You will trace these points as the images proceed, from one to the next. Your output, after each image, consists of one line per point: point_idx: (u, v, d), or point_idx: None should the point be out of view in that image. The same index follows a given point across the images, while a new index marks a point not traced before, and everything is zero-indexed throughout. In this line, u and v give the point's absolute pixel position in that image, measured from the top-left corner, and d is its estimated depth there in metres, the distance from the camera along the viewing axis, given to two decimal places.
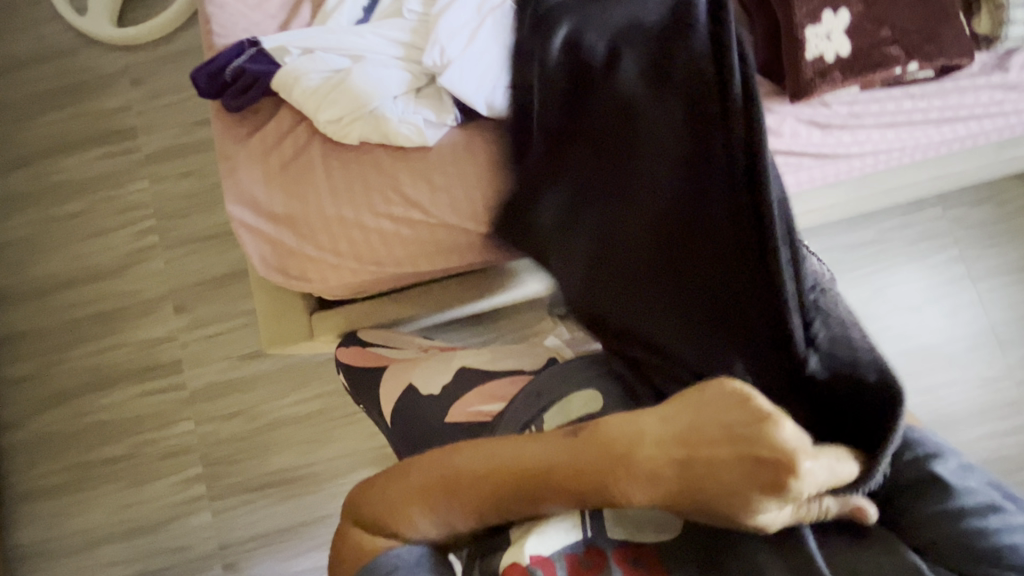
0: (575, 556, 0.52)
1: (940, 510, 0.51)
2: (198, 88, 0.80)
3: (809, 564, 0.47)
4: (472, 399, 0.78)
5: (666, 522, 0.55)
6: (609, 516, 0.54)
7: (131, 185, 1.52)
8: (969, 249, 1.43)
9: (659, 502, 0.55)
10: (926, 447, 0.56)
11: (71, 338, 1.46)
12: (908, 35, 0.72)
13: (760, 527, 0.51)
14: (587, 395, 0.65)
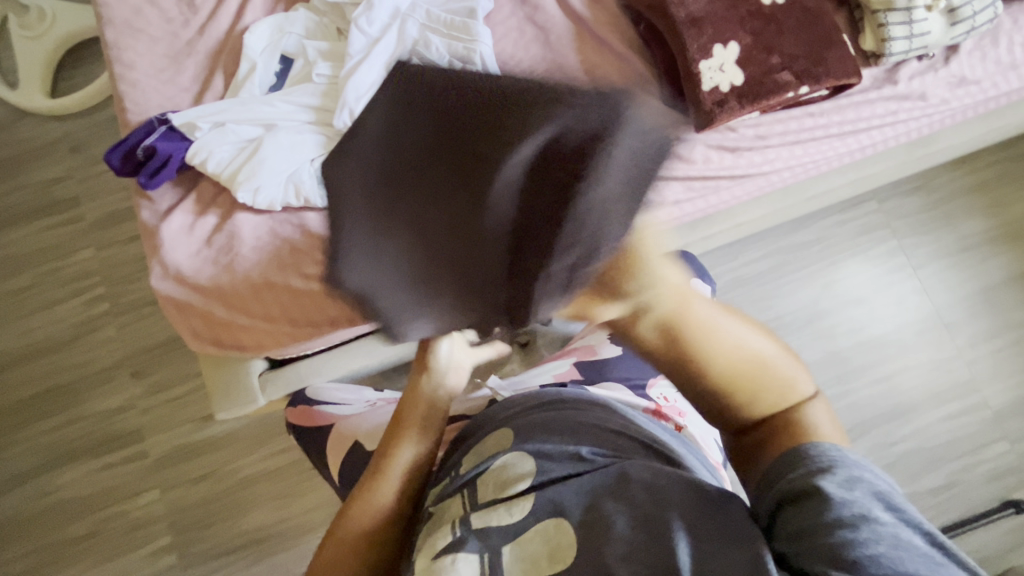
0: None
1: (807, 511, 0.45)
2: (112, 168, 0.80)
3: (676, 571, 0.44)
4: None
5: (560, 551, 0.50)
6: (508, 552, 0.52)
7: (75, 254, 1.50)
8: (908, 238, 1.48)
9: (560, 528, 0.52)
10: (828, 460, 0.48)
11: (24, 418, 1.42)
12: (796, 61, 0.75)
13: (645, 542, 0.47)
14: (501, 434, 0.65)
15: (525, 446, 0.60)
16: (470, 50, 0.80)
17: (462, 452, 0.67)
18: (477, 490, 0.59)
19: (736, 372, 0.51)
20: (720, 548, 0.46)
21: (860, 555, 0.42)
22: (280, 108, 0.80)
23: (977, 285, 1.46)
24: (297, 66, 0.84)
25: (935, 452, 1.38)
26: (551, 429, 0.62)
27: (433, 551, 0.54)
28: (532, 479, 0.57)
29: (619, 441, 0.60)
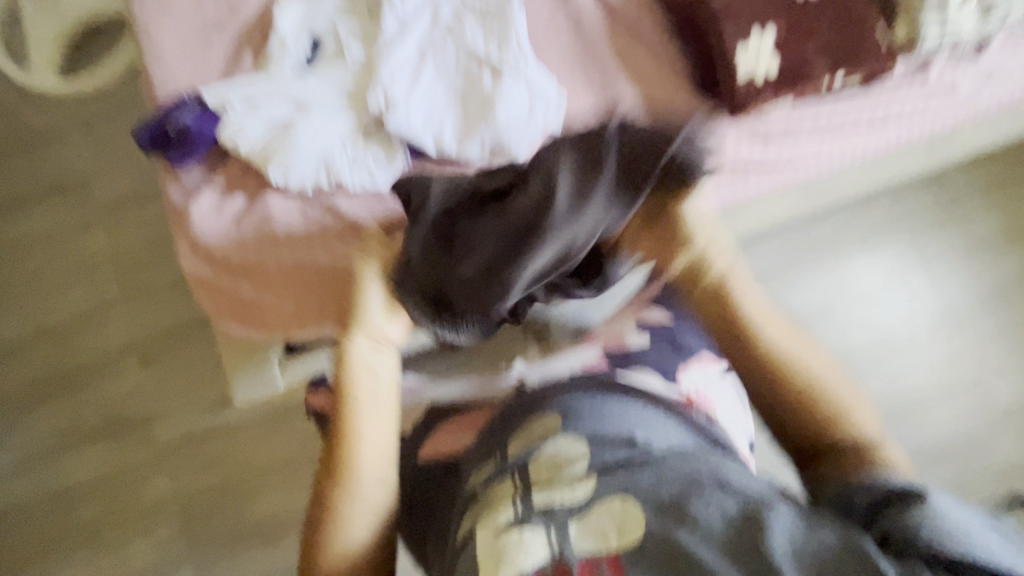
0: (543, 574, 0.51)
1: (896, 507, 0.48)
2: (140, 144, 0.79)
3: (768, 552, 0.46)
4: (445, 435, 0.78)
5: (629, 528, 0.52)
6: (575, 529, 0.54)
7: (85, 239, 1.48)
8: (920, 237, 1.49)
9: (627, 507, 0.54)
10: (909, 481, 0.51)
11: (31, 403, 1.40)
12: (830, 49, 0.76)
13: (726, 524, 0.49)
14: (548, 419, 0.66)
15: (578, 430, 0.62)
16: (505, 35, 0.80)
17: (507, 435, 0.68)
18: (531, 471, 0.61)
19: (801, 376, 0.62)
20: (812, 529, 0.48)
21: (973, 546, 0.43)
22: (310, 86, 0.79)
23: (988, 284, 1.47)
24: (327, 46, 0.83)
25: (946, 450, 1.38)
26: (600, 415, 0.64)
27: (497, 526, 0.57)
28: (589, 460, 0.59)
29: (665, 431, 0.63)
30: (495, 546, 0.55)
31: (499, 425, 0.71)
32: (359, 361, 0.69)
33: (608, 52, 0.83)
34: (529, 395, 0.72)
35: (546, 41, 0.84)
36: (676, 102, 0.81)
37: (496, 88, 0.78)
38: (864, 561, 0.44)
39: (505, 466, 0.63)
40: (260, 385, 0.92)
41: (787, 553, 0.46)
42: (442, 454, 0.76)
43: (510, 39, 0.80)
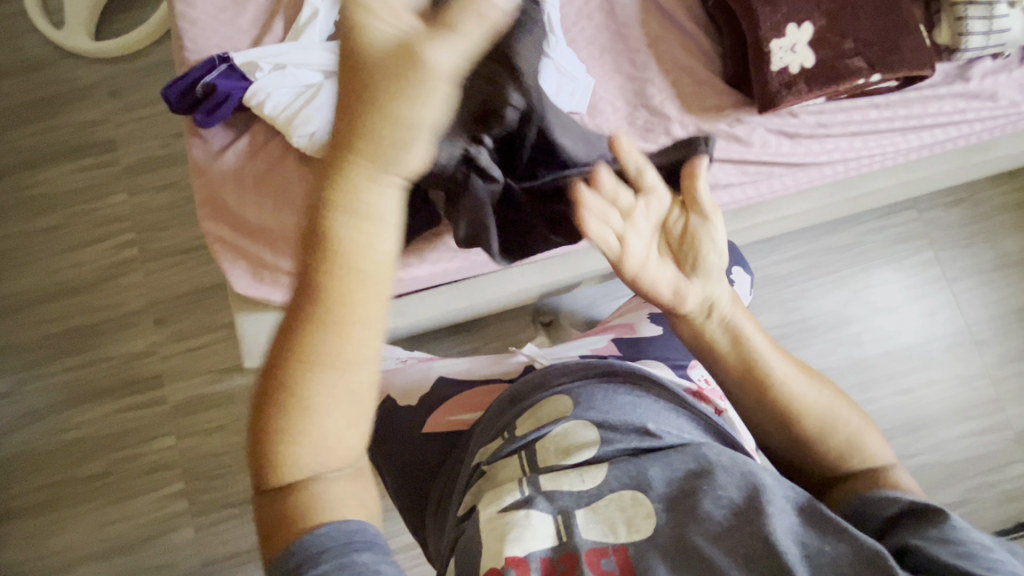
0: (551, 560, 0.53)
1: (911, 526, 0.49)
2: (169, 103, 0.80)
3: (775, 548, 0.47)
4: (453, 408, 0.79)
5: (638, 521, 0.54)
6: (583, 515, 0.55)
7: (109, 198, 1.51)
8: (944, 250, 1.45)
9: (635, 501, 0.55)
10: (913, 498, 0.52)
11: (48, 355, 1.43)
12: (871, 47, 0.73)
13: (737, 518, 0.50)
14: (556, 403, 0.66)
15: (590, 415, 0.63)
16: None
17: (513, 415, 0.68)
18: (539, 455, 0.62)
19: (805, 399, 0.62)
20: (814, 532, 0.49)
21: (991, 562, 0.44)
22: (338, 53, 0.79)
23: (1011, 303, 1.44)
24: None
25: (953, 467, 1.36)
26: (611, 401, 0.64)
27: (499, 507, 0.58)
28: (597, 449, 0.60)
29: (672, 420, 0.63)
30: (499, 523, 0.56)
31: (507, 402, 0.71)
32: (374, 208, 0.39)
33: (640, 37, 0.82)
34: (536, 374, 0.72)
35: (578, 24, 0.83)
36: (705, 93, 0.80)
37: None
38: (876, 568, 0.45)
39: (514, 446, 0.65)
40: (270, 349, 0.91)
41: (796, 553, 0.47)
42: (449, 427, 0.77)
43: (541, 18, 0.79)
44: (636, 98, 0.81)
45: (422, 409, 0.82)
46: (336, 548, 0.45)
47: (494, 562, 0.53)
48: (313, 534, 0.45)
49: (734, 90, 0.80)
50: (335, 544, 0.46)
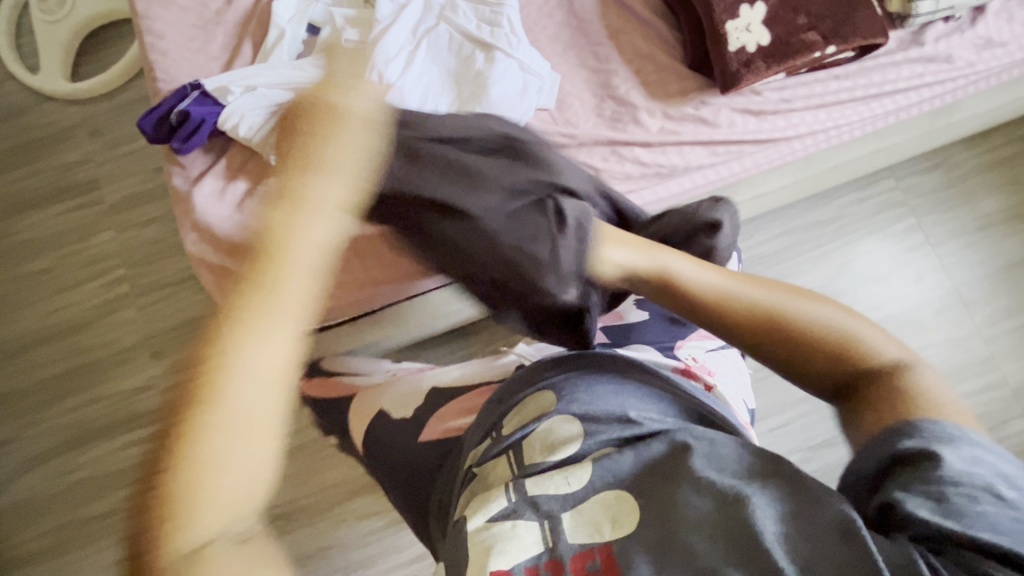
0: (537, 566, 0.53)
1: (914, 475, 0.44)
2: (146, 131, 0.82)
3: (752, 526, 0.47)
4: (445, 416, 0.80)
5: (622, 516, 0.54)
6: (569, 517, 0.55)
7: (97, 237, 1.52)
8: (926, 215, 1.47)
9: (619, 498, 0.55)
10: (936, 432, 0.46)
11: (48, 397, 1.44)
12: (823, 21, 0.75)
13: (713, 503, 0.50)
14: (540, 400, 0.68)
15: (570, 410, 0.64)
16: (497, 15, 0.81)
17: (501, 415, 0.70)
18: (525, 452, 0.63)
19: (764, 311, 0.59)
20: (804, 523, 0.46)
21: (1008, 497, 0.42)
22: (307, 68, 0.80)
23: (996, 262, 1.45)
24: (325, 33, 0.85)
25: None
26: (594, 397, 0.65)
27: (485, 516, 0.57)
28: (580, 442, 0.61)
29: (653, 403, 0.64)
30: (485, 532, 0.56)
31: (496, 404, 0.73)
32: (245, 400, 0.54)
33: (601, 31, 0.84)
34: (522, 374, 0.73)
35: (538, 23, 0.85)
36: (669, 78, 0.82)
37: (489, 67, 0.79)
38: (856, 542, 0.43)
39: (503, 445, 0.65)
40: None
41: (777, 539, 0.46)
42: (445, 435, 0.77)
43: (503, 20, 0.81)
44: (602, 90, 0.82)
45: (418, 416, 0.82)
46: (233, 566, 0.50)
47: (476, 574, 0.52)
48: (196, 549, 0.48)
49: (697, 73, 0.82)
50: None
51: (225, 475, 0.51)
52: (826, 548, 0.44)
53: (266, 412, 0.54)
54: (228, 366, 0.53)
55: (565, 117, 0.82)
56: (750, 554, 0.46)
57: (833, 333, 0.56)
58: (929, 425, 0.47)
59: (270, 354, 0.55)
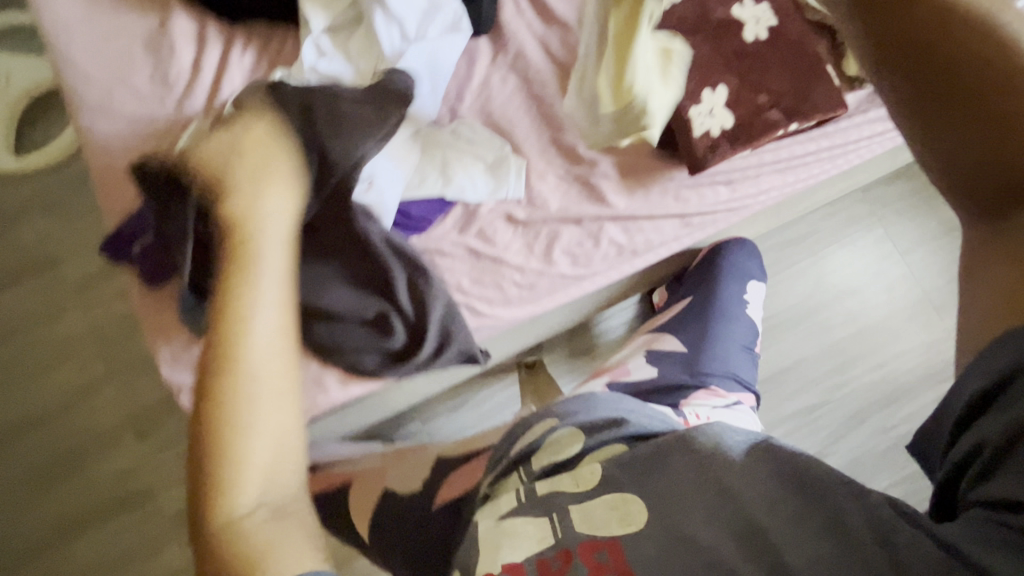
0: (548, 560, 0.58)
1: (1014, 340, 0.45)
2: (113, 261, 0.78)
3: (752, 524, 0.55)
4: (462, 477, 0.90)
5: (632, 515, 0.60)
6: (575, 513, 0.62)
7: (64, 317, 1.47)
8: (893, 225, 1.50)
9: (627, 497, 0.62)
10: None
11: (42, 485, 1.39)
12: (784, 97, 0.75)
13: (716, 504, 0.58)
14: (548, 424, 0.75)
15: (575, 422, 0.73)
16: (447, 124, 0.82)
17: (510, 444, 0.77)
18: (534, 463, 0.70)
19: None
20: (810, 519, 0.54)
21: None
22: None
23: None
24: None
25: None
26: (590, 410, 0.75)
27: (497, 513, 0.65)
28: (582, 444, 0.70)
29: (646, 419, 0.75)
30: (498, 529, 0.62)
31: (505, 437, 0.79)
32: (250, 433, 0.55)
33: (562, 113, 0.82)
34: (529, 416, 0.80)
35: (502, 109, 0.83)
36: (640, 159, 0.81)
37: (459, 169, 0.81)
38: (840, 531, 0.51)
39: (508, 464, 0.72)
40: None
41: (765, 527, 0.54)
42: (454, 496, 0.88)
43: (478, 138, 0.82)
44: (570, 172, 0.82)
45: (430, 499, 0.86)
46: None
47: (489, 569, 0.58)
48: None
49: (662, 151, 0.81)
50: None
51: (258, 455, 0.55)
52: (825, 556, 0.50)
53: (276, 423, 0.57)
54: (233, 379, 0.57)
55: (534, 204, 0.81)
56: (759, 551, 0.53)
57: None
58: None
59: (257, 299, 0.60)
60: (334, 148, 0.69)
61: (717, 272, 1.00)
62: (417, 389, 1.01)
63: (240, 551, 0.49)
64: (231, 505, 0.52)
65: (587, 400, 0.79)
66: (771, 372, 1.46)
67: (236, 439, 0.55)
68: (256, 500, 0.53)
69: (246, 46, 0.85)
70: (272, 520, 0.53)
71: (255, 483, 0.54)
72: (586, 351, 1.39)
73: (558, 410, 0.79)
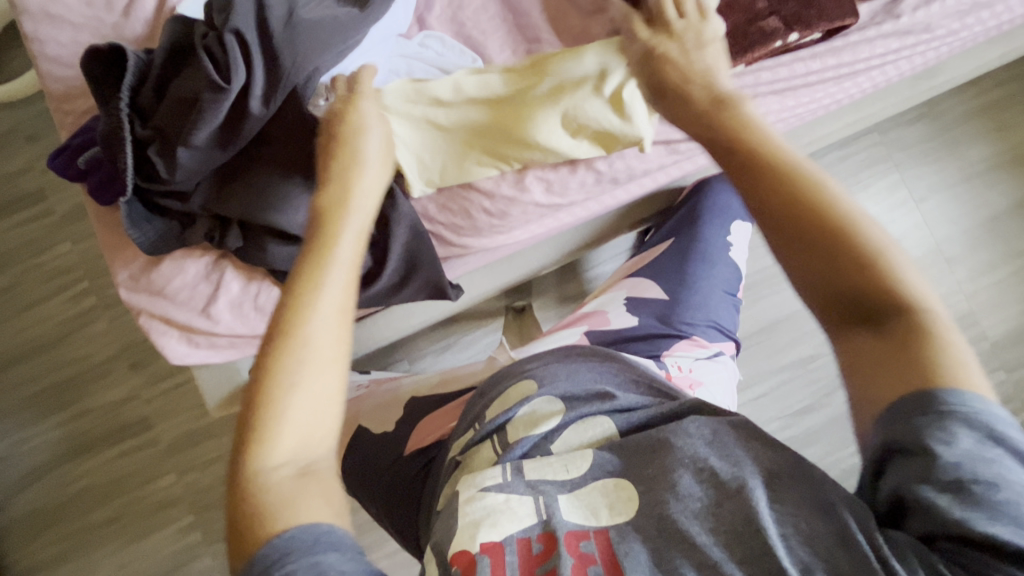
0: (527, 541, 0.54)
1: (909, 461, 0.41)
2: (60, 176, 0.74)
3: (759, 528, 0.47)
4: (433, 422, 0.81)
5: (620, 504, 0.55)
6: (566, 501, 0.57)
7: (53, 249, 1.43)
8: (911, 169, 1.40)
9: (620, 483, 0.57)
10: (952, 406, 0.40)
11: (34, 413, 1.38)
12: (785, 4, 0.68)
13: (715, 501, 0.51)
14: (522, 386, 0.70)
15: (555, 391, 0.68)
16: (428, 39, 0.75)
17: (483, 406, 0.72)
18: (510, 433, 0.66)
19: (813, 202, 0.46)
20: (806, 508, 0.48)
21: (956, 437, 0.40)
22: (178, 66, 0.66)
23: (983, 214, 1.39)
24: None
25: None
26: (574, 377, 0.70)
27: (477, 485, 0.60)
28: (562, 417, 0.65)
29: (635, 392, 0.69)
30: (477, 507, 0.57)
31: (478, 396, 0.76)
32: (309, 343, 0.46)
33: (543, 24, 0.76)
34: (504, 370, 0.76)
35: (474, 17, 0.77)
36: None
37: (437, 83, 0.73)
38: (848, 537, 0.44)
39: (485, 431, 0.67)
40: (225, 379, 0.96)
41: (770, 528, 0.47)
42: (429, 441, 0.79)
43: (449, 52, 0.75)
44: None
45: (398, 433, 0.83)
46: (298, 549, 0.38)
47: (467, 545, 0.54)
48: (281, 536, 0.39)
49: None
50: (303, 544, 0.39)
51: (296, 413, 0.44)
52: (820, 544, 0.45)
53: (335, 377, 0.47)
54: (297, 338, 0.46)
55: None
56: (755, 549, 0.46)
57: (761, 168, 0.48)
58: (949, 399, 0.40)
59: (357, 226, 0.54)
60: (281, 51, 0.62)
61: (705, 207, 0.94)
62: (392, 322, 0.96)
63: (262, 494, 0.41)
64: (269, 444, 0.42)
65: (563, 351, 0.75)
66: (774, 322, 1.39)
67: (277, 377, 0.44)
68: (290, 454, 0.43)
69: None
70: (301, 476, 0.43)
71: (289, 442, 0.43)
72: (576, 297, 1.34)
73: (535, 360, 0.75)
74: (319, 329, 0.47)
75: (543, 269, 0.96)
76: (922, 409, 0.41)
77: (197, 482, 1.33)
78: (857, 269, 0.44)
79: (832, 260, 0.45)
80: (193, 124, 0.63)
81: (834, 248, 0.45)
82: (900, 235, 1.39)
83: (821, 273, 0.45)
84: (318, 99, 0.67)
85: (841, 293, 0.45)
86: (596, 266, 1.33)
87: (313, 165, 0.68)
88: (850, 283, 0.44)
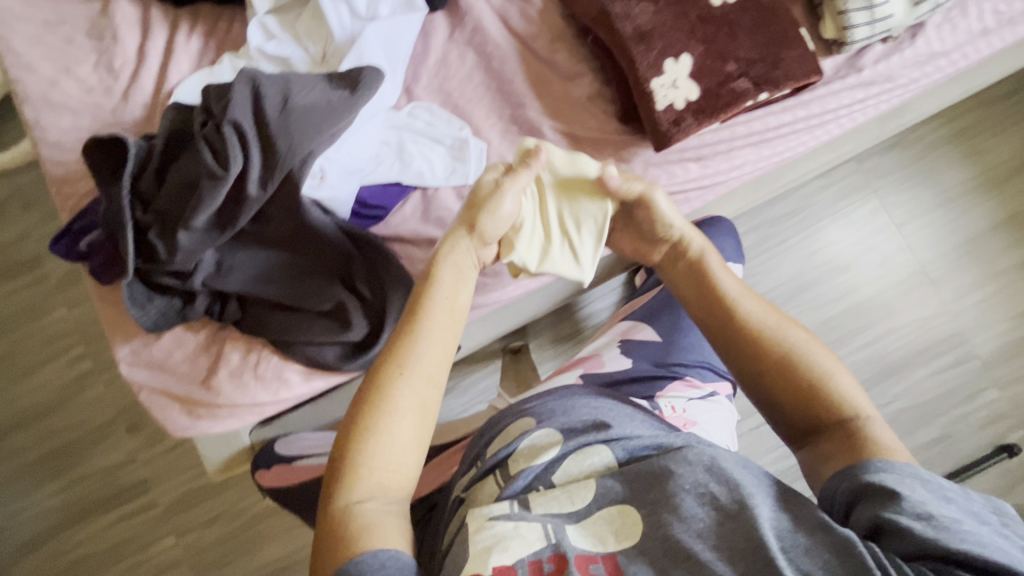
0: (539, 563, 0.52)
1: (872, 503, 0.48)
2: (60, 259, 0.76)
3: (766, 550, 0.47)
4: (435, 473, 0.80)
5: (625, 530, 0.54)
6: (573, 530, 0.55)
7: (50, 315, 1.43)
8: (889, 196, 1.44)
9: (626, 510, 0.55)
10: (895, 471, 0.49)
11: (31, 481, 1.36)
12: (752, 66, 0.72)
13: (720, 525, 0.50)
14: (521, 423, 0.69)
15: (554, 424, 0.67)
16: (417, 110, 0.79)
17: (483, 445, 0.71)
18: (511, 466, 0.64)
19: (756, 324, 0.62)
20: (805, 528, 0.49)
21: (914, 489, 0.48)
22: (177, 152, 0.69)
23: (962, 235, 1.43)
24: None
25: (928, 406, 1.37)
26: (569, 410, 0.69)
27: (486, 513, 0.57)
28: (560, 447, 0.64)
29: (634, 424, 0.67)
30: (485, 531, 0.55)
31: (479, 436, 0.74)
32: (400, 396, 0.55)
33: (525, 90, 0.79)
34: (504, 411, 0.76)
35: (459, 87, 0.81)
36: (608, 140, 0.78)
37: (427, 153, 0.76)
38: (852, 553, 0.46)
39: (487, 467, 0.65)
40: (224, 443, 0.95)
41: (778, 552, 0.47)
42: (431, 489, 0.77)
43: (437, 120, 0.78)
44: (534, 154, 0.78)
45: None
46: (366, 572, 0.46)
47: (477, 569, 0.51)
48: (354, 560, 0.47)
49: (628, 127, 0.78)
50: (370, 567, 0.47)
51: (382, 454, 0.53)
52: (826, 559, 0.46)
53: (416, 424, 0.56)
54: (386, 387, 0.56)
55: None
56: (759, 567, 0.47)
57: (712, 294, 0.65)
58: (899, 464, 0.50)
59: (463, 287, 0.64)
60: (277, 137, 0.65)
61: None
62: None
63: (345, 524, 0.50)
64: (356, 481, 0.52)
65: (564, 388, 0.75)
66: None
67: (371, 421, 0.54)
68: (371, 490, 0.52)
69: (196, 27, 0.83)
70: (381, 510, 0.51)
71: (372, 481, 0.52)
72: (573, 336, 1.35)
73: (529, 401, 0.74)
74: (411, 383, 0.56)
75: (537, 316, 0.97)
76: (867, 472, 0.50)
77: (197, 542, 1.31)
78: (792, 371, 0.58)
79: (772, 366, 0.59)
80: (193, 209, 0.65)
81: (772, 352, 0.60)
82: (885, 259, 1.42)
83: (767, 372, 0.59)
84: (312, 179, 0.70)
85: (783, 393, 0.58)
86: (590, 304, 1.35)
87: (311, 240, 0.72)
88: (787, 382, 0.58)
